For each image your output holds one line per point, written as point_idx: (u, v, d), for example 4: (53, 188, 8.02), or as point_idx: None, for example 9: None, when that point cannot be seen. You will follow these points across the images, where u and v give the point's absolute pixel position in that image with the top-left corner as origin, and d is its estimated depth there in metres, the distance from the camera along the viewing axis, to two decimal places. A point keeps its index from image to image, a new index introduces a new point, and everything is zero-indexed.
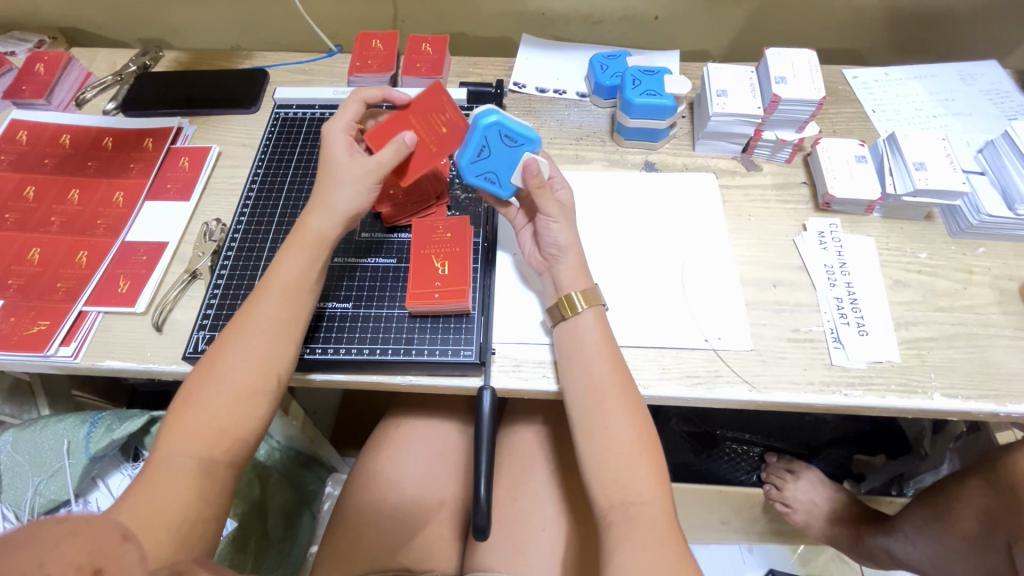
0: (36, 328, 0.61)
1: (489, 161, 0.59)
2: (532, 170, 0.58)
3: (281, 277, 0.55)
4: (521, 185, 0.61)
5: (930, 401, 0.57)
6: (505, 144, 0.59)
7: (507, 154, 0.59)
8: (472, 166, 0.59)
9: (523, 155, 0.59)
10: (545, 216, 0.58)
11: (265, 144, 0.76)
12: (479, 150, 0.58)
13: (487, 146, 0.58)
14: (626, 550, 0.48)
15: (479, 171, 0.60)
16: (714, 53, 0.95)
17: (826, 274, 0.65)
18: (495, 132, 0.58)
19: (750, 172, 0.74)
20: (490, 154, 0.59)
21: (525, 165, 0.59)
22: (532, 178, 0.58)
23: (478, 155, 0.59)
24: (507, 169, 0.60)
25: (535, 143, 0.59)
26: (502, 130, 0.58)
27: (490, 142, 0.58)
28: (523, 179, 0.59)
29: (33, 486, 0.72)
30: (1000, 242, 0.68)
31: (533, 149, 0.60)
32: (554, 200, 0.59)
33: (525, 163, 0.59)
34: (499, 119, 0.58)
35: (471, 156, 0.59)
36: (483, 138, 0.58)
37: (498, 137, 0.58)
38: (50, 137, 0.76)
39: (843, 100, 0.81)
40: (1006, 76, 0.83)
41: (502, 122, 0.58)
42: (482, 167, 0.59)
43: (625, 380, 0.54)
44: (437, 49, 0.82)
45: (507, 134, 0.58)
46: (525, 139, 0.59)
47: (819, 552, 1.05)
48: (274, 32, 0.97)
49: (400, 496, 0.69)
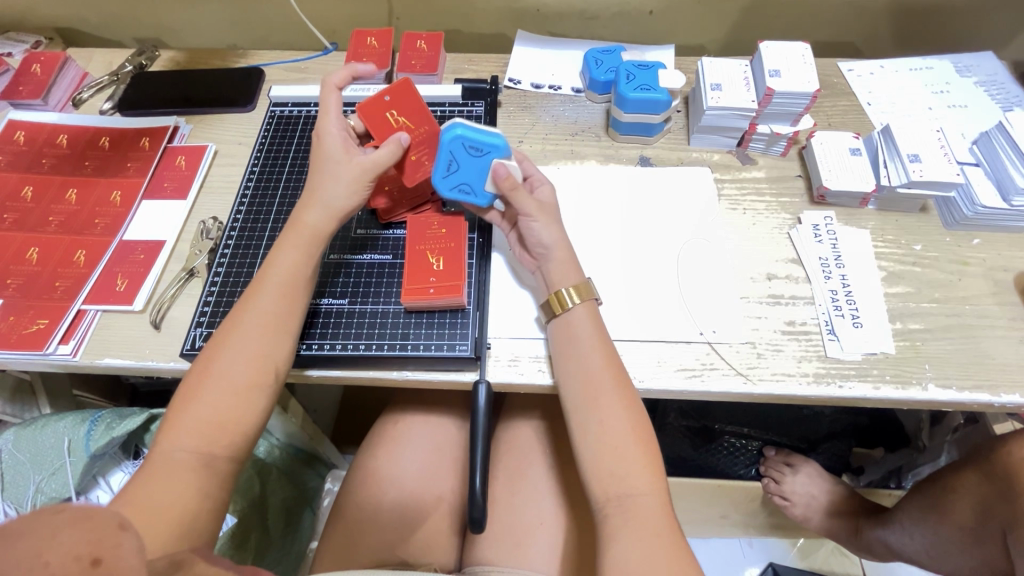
0: (35, 326, 0.61)
1: (461, 173, 0.60)
2: (500, 175, 0.59)
3: (276, 275, 0.55)
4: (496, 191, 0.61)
5: (924, 391, 0.57)
6: (472, 155, 0.60)
7: (476, 163, 0.60)
8: (446, 180, 0.61)
9: (491, 162, 0.60)
10: (525, 217, 0.59)
11: (261, 142, 0.76)
12: (448, 164, 0.60)
13: (455, 159, 0.60)
14: (622, 542, 0.48)
15: (453, 184, 0.61)
16: (709, 47, 0.95)
17: (820, 266, 0.66)
18: (459, 145, 0.59)
19: (745, 166, 0.74)
20: (459, 167, 0.60)
21: (494, 171, 0.59)
22: (503, 181, 0.59)
23: (449, 169, 0.60)
24: (478, 178, 0.61)
25: (502, 147, 0.60)
26: (466, 142, 0.59)
27: (457, 155, 0.60)
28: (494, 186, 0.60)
29: (34, 484, 0.73)
30: (995, 233, 0.68)
31: (501, 155, 0.60)
32: (533, 200, 0.59)
33: (494, 169, 0.60)
34: (462, 132, 0.59)
35: (442, 171, 0.60)
36: (450, 152, 0.60)
37: (463, 148, 0.60)
38: (47, 137, 0.76)
39: (839, 93, 0.81)
40: (1002, 68, 0.83)
41: (464, 134, 0.59)
42: (455, 180, 0.61)
43: (619, 375, 0.54)
44: (432, 46, 0.82)
45: (471, 145, 0.59)
46: (490, 146, 0.59)
47: (819, 546, 1.05)
48: (270, 31, 0.97)
49: (400, 490, 0.70)
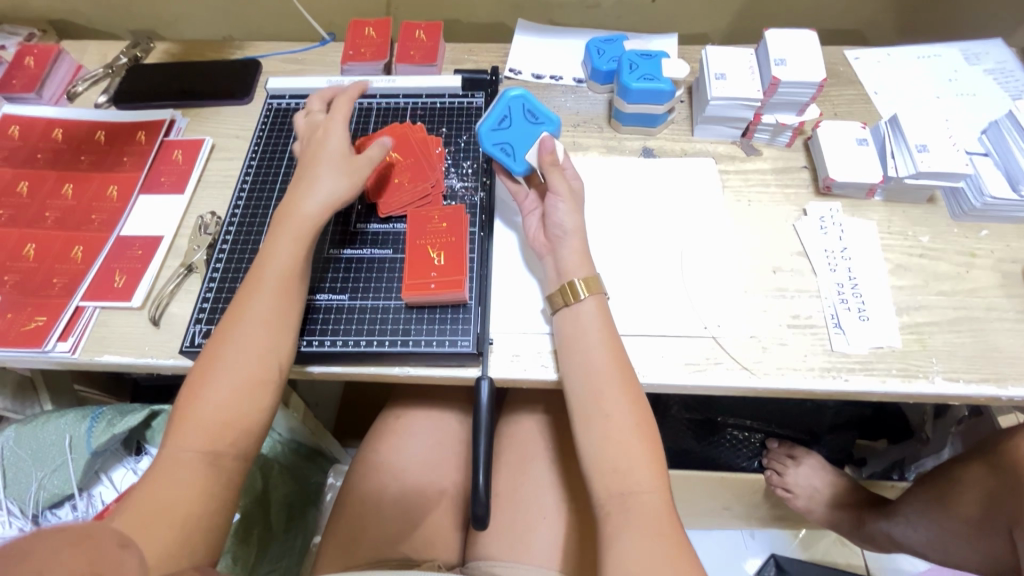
0: (34, 324, 0.61)
1: (508, 132, 0.64)
2: (547, 148, 0.61)
3: (274, 268, 0.55)
4: (534, 164, 0.63)
5: (931, 384, 0.57)
6: (527, 119, 0.65)
7: (526, 127, 0.64)
8: (493, 134, 0.64)
9: (541, 131, 0.64)
10: (555, 195, 0.60)
11: (258, 135, 0.75)
12: (501, 120, 0.65)
13: (509, 118, 0.65)
14: (626, 539, 0.48)
15: (497, 140, 0.64)
16: (713, 35, 0.93)
17: (826, 258, 0.65)
18: (518, 105, 0.65)
19: (750, 156, 0.73)
20: (512, 125, 0.65)
21: (541, 142, 0.61)
22: (547, 154, 0.61)
23: (500, 124, 0.64)
24: (522, 144, 0.63)
25: (555, 124, 0.65)
26: (526, 104, 0.65)
27: (513, 114, 0.65)
28: (536, 157, 0.62)
29: (37, 480, 0.73)
30: (1002, 225, 0.67)
31: (553, 131, 0.65)
32: (564, 182, 0.60)
33: (541, 141, 0.62)
34: (525, 96, 0.66)
35: (493, 125, 0.64)
36: (507, 108, 0.65)
37: (521, 110, 0.65)
38: (42, 131, 0.75)
39: (845, 82, 0.80)
40: (1011, 55, 0.82)
41: (526, 98, 0.65)
42: (501, 137, 0.64)
43: (625, 370, 0.54)
44: (431, 36, 0.81)
45: (530, 110, 0.65)
46: (547, 119, 0.65)
47: (821, 536, 1.06)
48: (267, 22, 0.96)
49: (402, 484, 0.70)
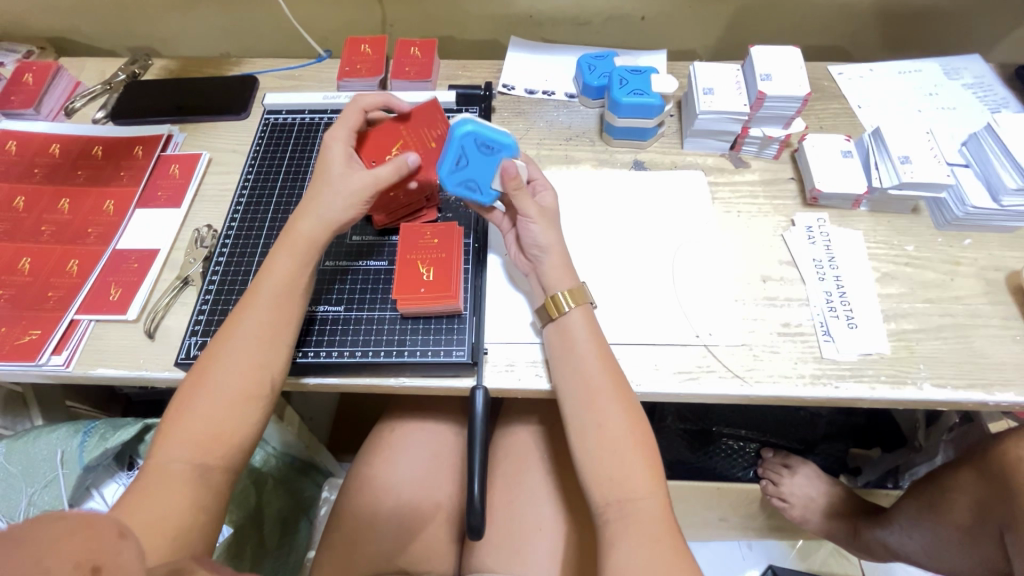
0: (27, 337, 0.61)
1: (468, 170, 0.59)
2: (510, 173, 0.58)
3: (272, 286, 0.55)
4: (502, 191, 0.60)
5: (920, 391, 0.58)
6: (482, 152, 0.58)
7: (485, 162, 0.59)
8: (453, 175, 0.59)
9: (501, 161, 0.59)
10: (524, 218, 0.59)
11: (256, 150, 0.76)
12: (457, 159, 0.59)
13: (464, 155, 0.58)
14: (621, 546, 0.48)
15: (459, 180, 0.59)
16: (701, 52, 0.96)
17: (815, 268, 0.66)
18: (471, 141, 0.58)
19: (738, 169, 0.75)
20: (468, 162, 0.59)
21: (502, 170, 0.58)
22: (509, 181, 0.58)
23: (456, 164, 0.59)
24: (486, 176, 0.59)
25: (513, 148, 0.59)
26: (479, 139, 0.58)
27: (468, 151, 0.58)
28: (502, 184, 0.59)
29: (27, 496, 0.72)
30: (985, 234, 0.69)
31: (512, 154, 0.59)
32: (533, 202, 0.59)
33: (502, 168, 0.58)
34: (475, 128, 0.58)
35: (450, 165, 0.59)
36: (460, 147, 0.58)
37: (475, 145, 0.58)
38: (40, 146, 0.76)
39: (830, 96, 0.82)
40: (989, 70, 0.84)
41: (477, 130, 0.57)
42: (463, 175, 0.59)
43: (617, 378, 0.54)
44: (426, 52, 0.83)
45: (484, 142, 0.58)
46: (502, 145, 0.58)
47: (818, 547, 1.05)
48: (264, 40, 0.97)
49: (396, 499, 0.69)
